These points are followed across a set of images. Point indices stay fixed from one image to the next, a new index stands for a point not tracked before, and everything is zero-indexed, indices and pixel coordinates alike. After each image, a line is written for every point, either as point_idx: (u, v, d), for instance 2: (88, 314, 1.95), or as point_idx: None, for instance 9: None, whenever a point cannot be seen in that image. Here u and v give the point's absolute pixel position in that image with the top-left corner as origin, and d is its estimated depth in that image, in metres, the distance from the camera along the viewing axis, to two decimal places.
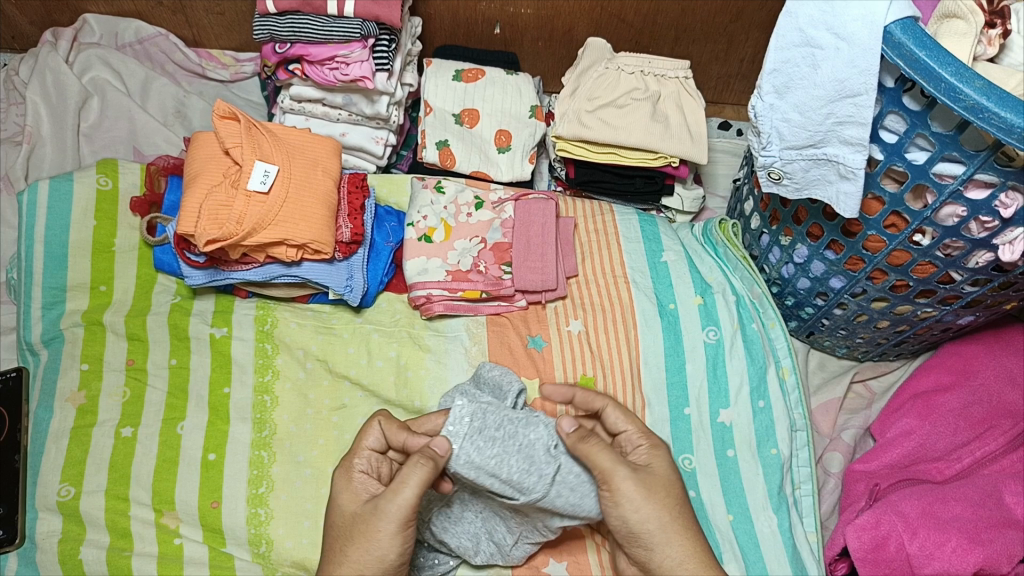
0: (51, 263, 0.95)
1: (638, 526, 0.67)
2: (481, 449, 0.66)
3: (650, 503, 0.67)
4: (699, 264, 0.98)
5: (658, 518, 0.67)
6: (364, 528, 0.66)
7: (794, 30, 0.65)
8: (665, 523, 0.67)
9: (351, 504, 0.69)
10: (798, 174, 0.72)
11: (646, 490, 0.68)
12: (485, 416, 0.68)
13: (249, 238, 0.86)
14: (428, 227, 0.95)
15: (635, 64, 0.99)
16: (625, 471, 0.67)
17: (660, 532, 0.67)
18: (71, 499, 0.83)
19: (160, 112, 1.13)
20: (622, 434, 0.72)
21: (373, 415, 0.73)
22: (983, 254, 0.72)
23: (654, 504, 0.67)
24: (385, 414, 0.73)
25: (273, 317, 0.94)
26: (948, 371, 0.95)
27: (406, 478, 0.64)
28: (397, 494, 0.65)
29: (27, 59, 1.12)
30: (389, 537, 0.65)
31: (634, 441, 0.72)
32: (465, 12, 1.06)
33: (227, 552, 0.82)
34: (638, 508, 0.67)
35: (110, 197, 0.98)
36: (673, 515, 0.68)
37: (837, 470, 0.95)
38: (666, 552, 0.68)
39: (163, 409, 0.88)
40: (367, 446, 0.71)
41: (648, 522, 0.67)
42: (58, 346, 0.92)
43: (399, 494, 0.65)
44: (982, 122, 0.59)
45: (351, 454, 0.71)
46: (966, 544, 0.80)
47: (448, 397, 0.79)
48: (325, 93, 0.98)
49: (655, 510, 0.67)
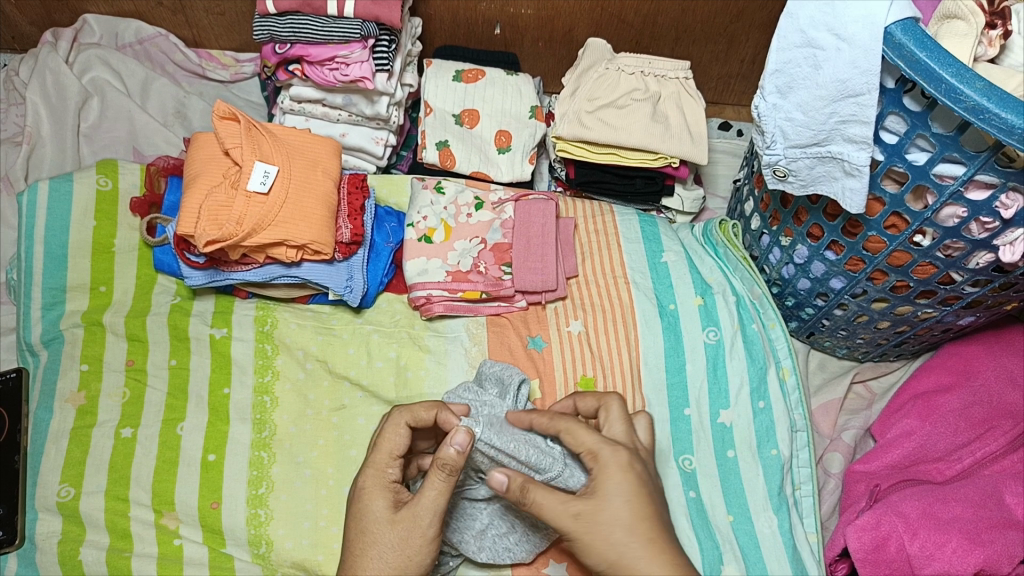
0: (51, 264, 0.95)
1: (592, 568, 0.65)
2: (500, 435, 0.69)
3: (596, 548, 0.63)
4: (699, 265, 0.98)
5: (607, 559, 0.63)
6: (407, 535, 0.66)
7: (796, 30, 0.64)
8: (615, 562, 0.63)
9: (385, 509, 0.67)
10: (804, 171, 0.72)
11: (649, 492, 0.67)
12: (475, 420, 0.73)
13: (250, 238, 0.86)
14: (428, 228, 0.95)
15: (635, 65, 0.99)
16: (564, 519, 0.64)
17: (609, 569, 0.64)
18: (71, 500, 0.83)
19: (160, 112, 1.13)
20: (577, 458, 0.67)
21: (390, 414, 0.70)
22: (983, 254, 0.72)
23: (598, 543, 0.63)
24: (401, 410, 0.70)
25: (273, 318, 0.94)
26: (948, 372, 0.95)
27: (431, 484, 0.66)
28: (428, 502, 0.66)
29: (27, 59, 1.12)
30: (427, 540, 0.66)
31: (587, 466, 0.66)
32: (466, 12, 1.06)
33: (227, 553, 0.82)
34: (587, 552, 0.64)
35: (110, 197, 0.98)
36: (620, 551, 0.63)
37: (837, 471, 0.95)
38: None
39: (163, 409, 0.88)
40: (384, 454, 0.69)
41: (599, 563, 0.64)
42: (57, 347, 0.92)
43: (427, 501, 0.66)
44: (983, 123, 0.58)
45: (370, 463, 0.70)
46: (967, 545, 0.80)
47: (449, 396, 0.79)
48: (326, 94, 0.98)
49: (601, 551, 0.63)
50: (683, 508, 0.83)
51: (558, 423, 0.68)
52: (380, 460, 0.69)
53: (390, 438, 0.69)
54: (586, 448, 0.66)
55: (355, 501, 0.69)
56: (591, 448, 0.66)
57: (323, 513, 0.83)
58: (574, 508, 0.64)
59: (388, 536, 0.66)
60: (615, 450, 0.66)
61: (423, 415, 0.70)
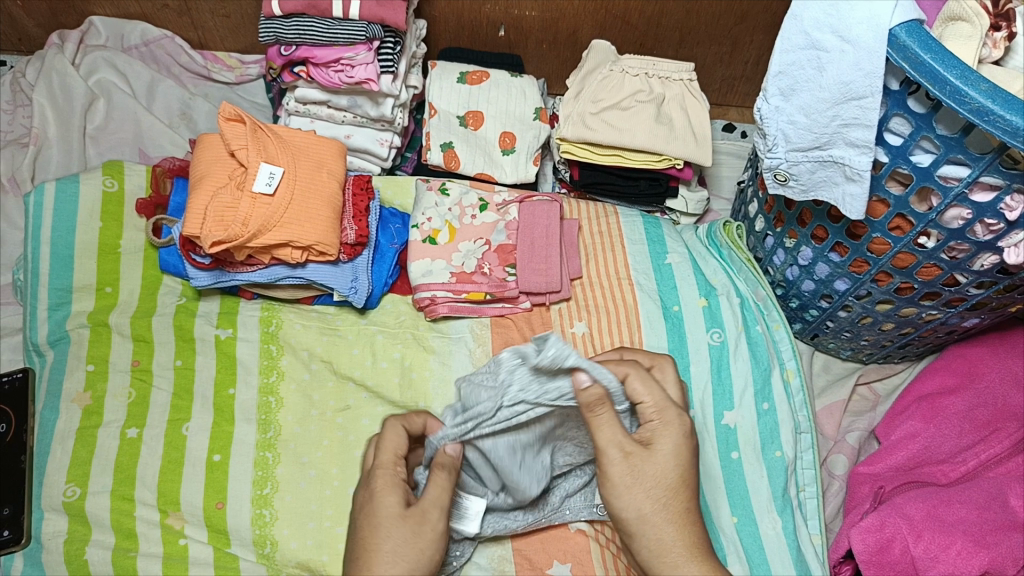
0: (58, 265, 0.95)
1: (618, 513, 0.64)
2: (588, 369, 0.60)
3: (631, 494, 0.63)
4: (703, 266, 0.98)
5: (638, 509, 0.64)
6: (418, 532, 0.65)
7: (800, 33, 0.65)
8: (644, 515, 0.64)
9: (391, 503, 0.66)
10: (804, 175, 0.72)
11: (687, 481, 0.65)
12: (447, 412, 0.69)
13: (254, 240, 0.86)
14: (433, 229, 0.95)
15: (639, 66, 1.00)
16: (614, 454, 0.63)
17: (638, 522, 0.64)
18: (77, 500, 0.83)
19: (165, 114, 1.14)
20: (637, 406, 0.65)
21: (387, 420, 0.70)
22: (988, 256, 0.72)
23: (637, 493, 0.63)
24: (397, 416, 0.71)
25: (278, 319, 0.95)
26: (953, 373, 0.95)
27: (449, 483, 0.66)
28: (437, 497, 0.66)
29: (34, 61, 1.13)
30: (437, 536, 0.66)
31: (646, 416, 0.65)
32: (471, 14, 1.06)
33: (232, 553, 0.82)
34: (621, 495, 0.64)
35: (116, 199, 0.98)
36: (654, 508, 0.64)
37: (841, 473, 0.95)
38: (642, 543, 0.65)
39: (168, 410, 0.89)
40: (389, 457, 0.68)
41: (627, 511, 0.64)
42: (63, 347, 0.92)
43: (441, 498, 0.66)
44: (988, 125, 0.58)
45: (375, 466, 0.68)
46: (972, 547, 0.80)
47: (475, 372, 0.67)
48: (331, 96, 0.98)
49: (635, 500, 0.63)
50: None
51: (631, 367, 0.65)
52: (385, 463, 0.68)
53: (391, 438, 0.69)
54: (656, 401, 0.65)
55: (365, 502, 0.67)
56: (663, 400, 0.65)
57: (328, 514, 0.83)
58: (627, 447, 0.63)
59: (400, 532, 0.65)
60: (681, 414, 0.65)
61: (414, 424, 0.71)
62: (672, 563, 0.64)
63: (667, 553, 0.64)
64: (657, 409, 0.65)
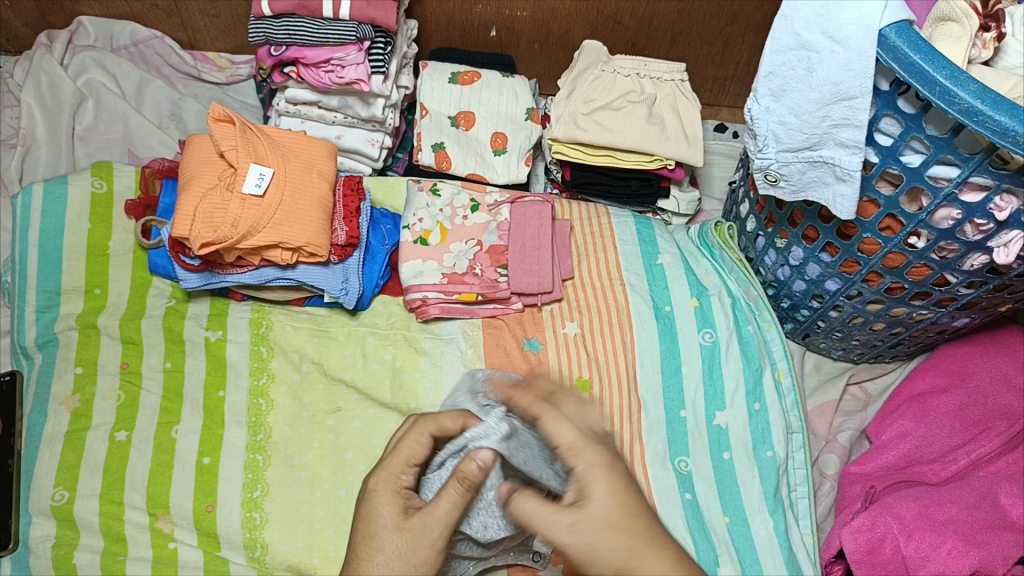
0: (46, 267, 0.94)
1: None
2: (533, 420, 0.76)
3: (599, 558, 0.60)
4: (694, 266, 0.98)
5: (613, 565, 0.60)
6: (415, 544, 0.64)
7: (789, 33, 0.65)
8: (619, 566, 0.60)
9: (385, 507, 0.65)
10: (794, 176, 0.72)
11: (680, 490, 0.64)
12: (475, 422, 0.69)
13: (244, 241, 0.86)
14: (424, 229, 0.95)
15: (631, 67, 1.00)
16: (561, 532, 0.61)
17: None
18: (65, 504, 0.83)
19: (154, 114, 1.13)
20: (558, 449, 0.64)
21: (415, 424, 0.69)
22: (978, 256, 0.72)
23: (601, 553, 0.60)
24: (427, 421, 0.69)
25: (268, 320, 0.94)
26: (943, 373, 0.95)
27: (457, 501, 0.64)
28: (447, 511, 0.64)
29: (21, 61, 1.12)
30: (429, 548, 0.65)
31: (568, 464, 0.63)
32: (462, 14, 1.06)
33: (222, 556, 0.82)
34: (590, 562, 0.61)
35: (105, 200, 0.97)
36: (625, 556, 0.60)
37: (833, 473, 0.95)
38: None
39: (158, 412, 0.88)
40: (401, 462, 0.67)
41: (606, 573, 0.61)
42: (51, 350, 0.92)
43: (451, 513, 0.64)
44: (976, 126, 0.59)
45: (383, 467, 0.68)
46: (962, 546, 0.80)
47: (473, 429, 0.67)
48: (321, 96, 0.98)
49: (604, 561, 0.60)
50: (679, 510, 0.83)
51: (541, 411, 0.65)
52: (393, 464, 0.67)
53: (411, 444, 0.68)
54: (566, 442, 0.63)
55: (364, 502, 0.67)
56: (574, 442, 0.63)
57: (319, 516, 0.83)
58: (568, 518, 0.61)
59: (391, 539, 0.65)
60: (599, 449, 0.63)
61: (448, 424, 0.69)
62: None
63: None
64: (570, 455, 0.63)
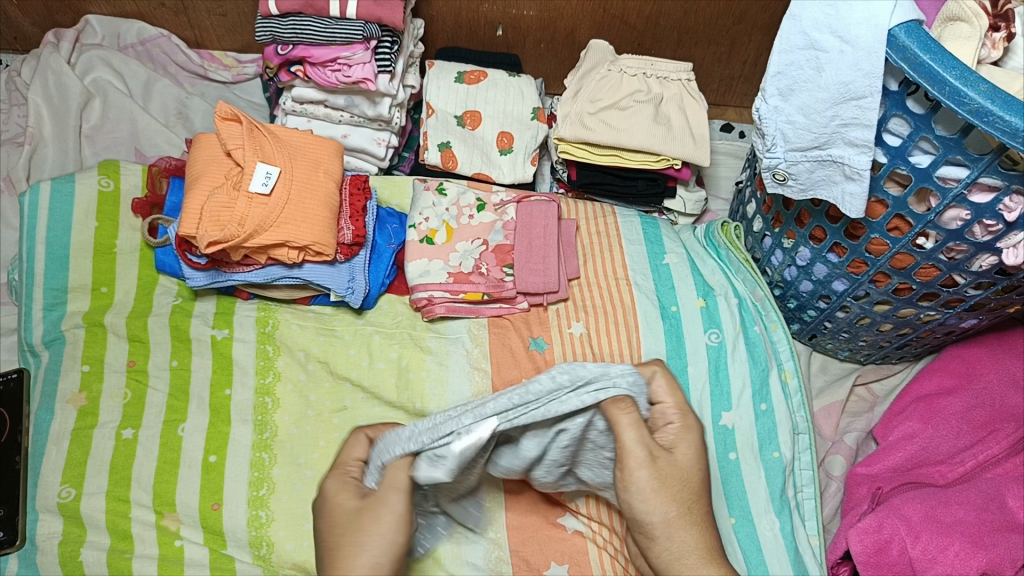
0: (53, 264, 0.95)
1: (641, 517, 0.63)
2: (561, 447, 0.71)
3: (658, 496, 0.63)
4: (701, 266, 0.98)
5: (665, 512, 0.63)
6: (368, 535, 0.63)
7: (798, 33, 0.65)
8: (671, 518, 0.63)
9: (350, 499, 0.65)
10: (803, 175, 0.72)
11: (668, 481, 0.63)
12: (578, 363, 0.66)
13: (251, 239, 0.86)
14: (430, 229, 0.95)
15: (638, 66, 0.99)
16: (642, 456, 0.63)
17: (663, 526, 0.63)
18: (72, 501, 0.83)
19: (161, 113, 1.14)
20: (658, 407, 0.68)
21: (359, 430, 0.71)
22: (986, 257, 0.72)
23: (663, 496, 0.63)
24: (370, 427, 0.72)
25: (275, 319, 0.94)
26: (951, 374, 0.95)
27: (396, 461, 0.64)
28: (393, 478, 0.64)
29: (29, 60, 1.12)
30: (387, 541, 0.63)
31: (668, 417, 0.68)
32: (469, 13, 1.06)
33: (227, 554, 0.82)
34: (645, 499, 0.63)
35: (112, 198, 0.98)
36: (680, 512, 0.63)
37: (839, 474, 0.95)
38: (665, 545, 0.64)
39: (164, 410, 0.88)
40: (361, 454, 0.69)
41: (652, 515, 0.63)
42: (58, 348, 0.92)
43: (393, 477, 0.64)
44: (987, 126, 0.58)
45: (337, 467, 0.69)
46: (969, 548, 0.80)
47: (608, 379, 0.64)
48: (328, 95, 0.98)
49: (662, 504, 0.63)
50: None
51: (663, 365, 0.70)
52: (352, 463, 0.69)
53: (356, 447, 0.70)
54: (680, 402, 0.68)
55: (321, 504, 0.67)
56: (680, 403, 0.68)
57: None
58: (655, 452, 0.64)
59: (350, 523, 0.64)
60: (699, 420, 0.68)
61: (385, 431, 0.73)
62: (691, 565, 0.63)
63: (688, 556, 0.63)
64: (680, 411, 0.68)
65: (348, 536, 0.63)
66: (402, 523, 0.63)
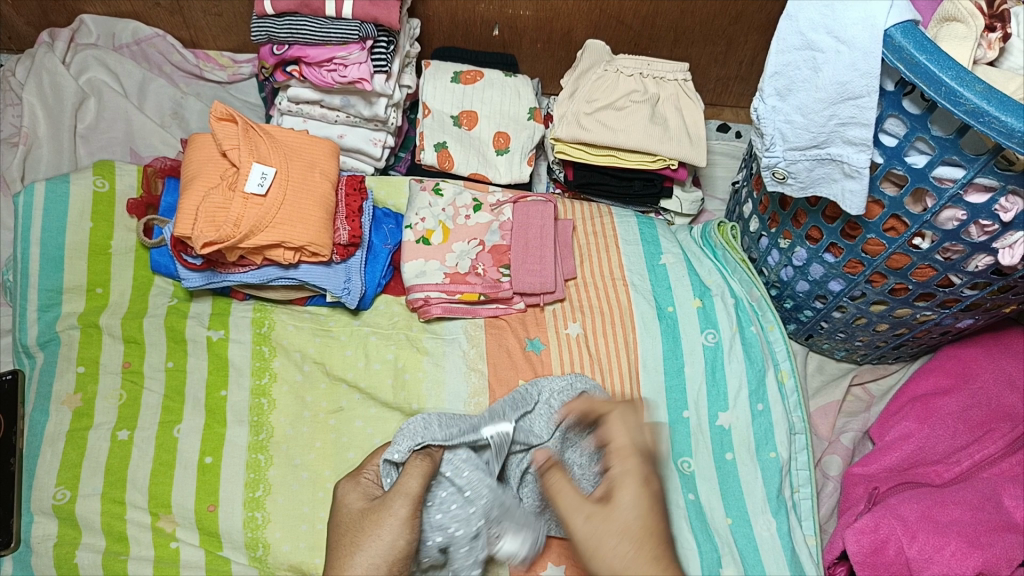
0: (47, 265, 0.94)
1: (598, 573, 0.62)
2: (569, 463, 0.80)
3: (600, 552, 0.60)
4: (697, 266, 0.98)
5: (611, 567, 0.60)
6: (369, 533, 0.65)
7: (795, 33, 0.64)
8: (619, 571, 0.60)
9: (357, 501, 0.69)
10: (802, 173, 0.72)
11: (603, 534, 0.61)
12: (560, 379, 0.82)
13: (248, 239, 0.85)
14: (426, 229, 0.95)
15: (634, 66, 0.99)
16: (577, 519, 0.61)
17: None
18: (67, 503, 0.83)
19: (157, 113, 1.13)
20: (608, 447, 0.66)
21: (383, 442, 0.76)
22: (983, 257, 0.72)
23: (604, 552, 0.60)
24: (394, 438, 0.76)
25: (270, 320, 0.94)
26: (947, 374, 0.95)
27: (411, 469, 0.68)
28: (404, 484, 0.67)
29: (24, 60, 1.12)
30: (389, 544, 0.64)
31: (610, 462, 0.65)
32: (465, 13, 1.05)
33: (224, 556, 0.82)
34: (592, 557, 0.61)
35: (107, 199, 0.97)
36: (625, 562, 0.60)
37: (836, 474, 0.95)
38: None
39: (159, 411, 0.88)
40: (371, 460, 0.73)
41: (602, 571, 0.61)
42: (53, 349, 0.91)
43: (403, 485, 0.67)
44: (982, 126, 0.58)
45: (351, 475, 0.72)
46: (966, 548, 0.80)
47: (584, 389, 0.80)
48: (323, 95, 0.98)
49: (604, 558, 0.60)
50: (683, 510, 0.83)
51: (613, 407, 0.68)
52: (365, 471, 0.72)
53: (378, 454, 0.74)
54: (620, 444, 0.65)
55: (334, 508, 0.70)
56: (624, 444, 0.65)
57: (321, 516, 0.83)
58: (587, 509, 0.62)
59: (358, 522, 0.66)
60: (643, 458, 0.64)
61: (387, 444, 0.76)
62: None
63: None
64: (617, 451, 0.64)
65: (349, 535, 0.66)
66: (403, 526, 0.65)
